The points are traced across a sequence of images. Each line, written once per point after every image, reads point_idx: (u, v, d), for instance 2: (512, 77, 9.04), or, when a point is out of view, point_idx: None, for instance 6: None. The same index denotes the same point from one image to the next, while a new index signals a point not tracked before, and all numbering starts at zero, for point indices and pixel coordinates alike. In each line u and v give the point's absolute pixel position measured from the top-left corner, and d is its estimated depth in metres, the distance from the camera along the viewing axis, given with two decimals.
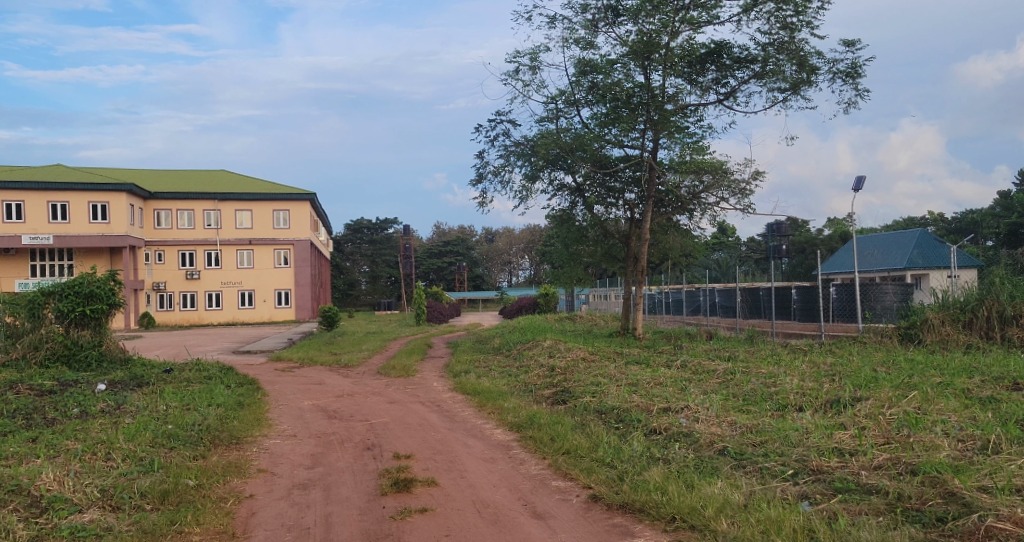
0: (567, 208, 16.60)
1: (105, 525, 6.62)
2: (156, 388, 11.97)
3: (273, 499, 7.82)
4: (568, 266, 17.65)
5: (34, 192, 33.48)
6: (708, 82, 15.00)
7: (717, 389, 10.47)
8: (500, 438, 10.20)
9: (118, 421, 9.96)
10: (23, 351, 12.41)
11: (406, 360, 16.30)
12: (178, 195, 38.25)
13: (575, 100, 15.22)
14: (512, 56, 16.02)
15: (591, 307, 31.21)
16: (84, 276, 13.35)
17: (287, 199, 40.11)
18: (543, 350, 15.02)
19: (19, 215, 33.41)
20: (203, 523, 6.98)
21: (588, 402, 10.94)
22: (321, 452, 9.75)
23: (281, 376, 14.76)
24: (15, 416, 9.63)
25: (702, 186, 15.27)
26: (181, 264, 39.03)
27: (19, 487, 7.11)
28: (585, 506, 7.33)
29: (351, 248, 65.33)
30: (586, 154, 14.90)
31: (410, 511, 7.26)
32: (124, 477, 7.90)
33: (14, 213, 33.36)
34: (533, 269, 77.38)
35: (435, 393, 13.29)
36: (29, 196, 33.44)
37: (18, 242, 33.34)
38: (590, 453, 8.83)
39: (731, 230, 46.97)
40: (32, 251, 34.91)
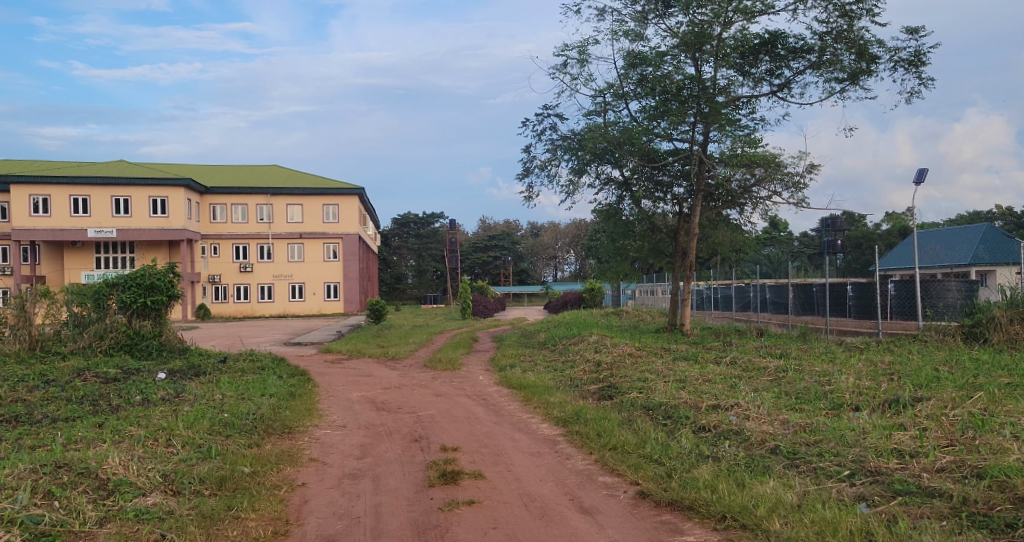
0: (614, 203, 16.48)
1: (167, 509, 6.88)
2: (212, 377, 12.37)
3: (325, 488, 8.00)
4: (615, 261, 17.50)
5: (98, 186, 34.81)
6: (762, 73, 14.68)
7: (768, 386, 10.28)
8: (547, 432, 10.23)
9: (177, 409, 10.33)
10: (89, 339, 12.94)
11: (452, 353, 16.46)
12: (233, 190, 39.38)
13: (624, 93, 15.07)
14: (560, 50, 15.98)
15: (638, 302, 31.02)
16: (145, 268, 13.85)
17: (336, 193, 40.84)
18: (589, 345, 14.96)
19: (84, 209, 34.80)
20: (259, 510, 7.19)
21: (635, 398, 10.87)
22: (370, 443, 9.93)
23: (331, 367, 15.06)
24: (84, 402, 10.07)
25: (754, 179, 14.98)
26: (235, 257, 40.09)
27: (87, 470, 7.44)
28: (633, 503, 7.30)
29: (398, 242, 66.04)
30: (634, 148, 14.76)
31: (457, 503, 7.34)
32: (183, 463, 8.20)
33: (80, 207, 34.76)
34: (578, 263, 77.13)
35: (480, 386, 13.39)
36: (94, 191, 34.80)
37: (84, 235, 34.71)
38: (637, 449, 8.79)
39: (783, 224, 45.96)
40: (95, 244, 36.35)
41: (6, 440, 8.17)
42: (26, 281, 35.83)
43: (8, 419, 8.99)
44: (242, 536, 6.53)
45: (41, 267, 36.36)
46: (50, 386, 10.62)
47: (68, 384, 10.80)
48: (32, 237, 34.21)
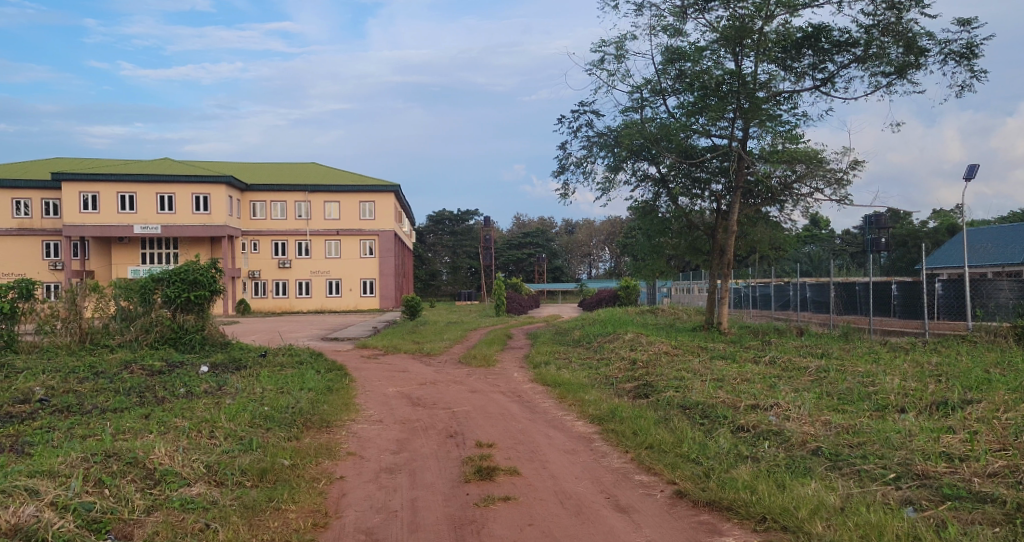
0: (650, 200, 16.37)
1: (211, 499, 7.05)
2: (253, 371, 12.62)
3: (362, 482, 8.11)
4: (650, 258, 17.35)
5: (144, 184, 35.68)
6: (805, 68, 14.41)
7: (809, 387, 10.11)
8: (582, 430, 10.20)
9: (219, 401, 10.55)
10: (136, 333, 13.39)
11: (487, 350, 16.53)
12: (272, 187, 40.04)
13: (661, 89, 14.95)
14: (598, 46, 15.91)
15: (674, 300, 30.76)
16: (189, 263, 14.18)
17: (373, 190, 41.24)
18: (624, 343, 14.88)
19: (130, 206, 35.71)
20: (299, 501, 7.32)
21: (672, 397, 10.77)
22: (406, 438, 10.03)
23: (367, 362, 15.25)
24: (131, 393, 10.35)
25: (795, 175, 14.63)
26: (274, 254, 40.76)
27: (135, 459, 7.65)
28: (670, 502, 7.25)
29: (433, 239, 66.53)
30: (671, 144, 14.63)
31: (493, 499, 7.38)
32: (226, 455, 8.38)
33: (127, 204, 35.67)
34: (613, 260, 76.61)
35: (515, 383, 13.43)
36: (140, 188, 35.70)
37: (130, 231, 35.67)
38: (674, 448, 8.72)
39: (824, 221, 45.05)
40: (140, 240, 37.31)
41: (59, 429, 8.44)
42: (76, 276, 37.00)
43: (61, 409, 9.28)
44: (283, 527, 6.66)
45: (90, 263, 37.47)
46: (100, 377, 10.95)
47: (116, 376, 11.12)
48: (82, 232, 35.26)
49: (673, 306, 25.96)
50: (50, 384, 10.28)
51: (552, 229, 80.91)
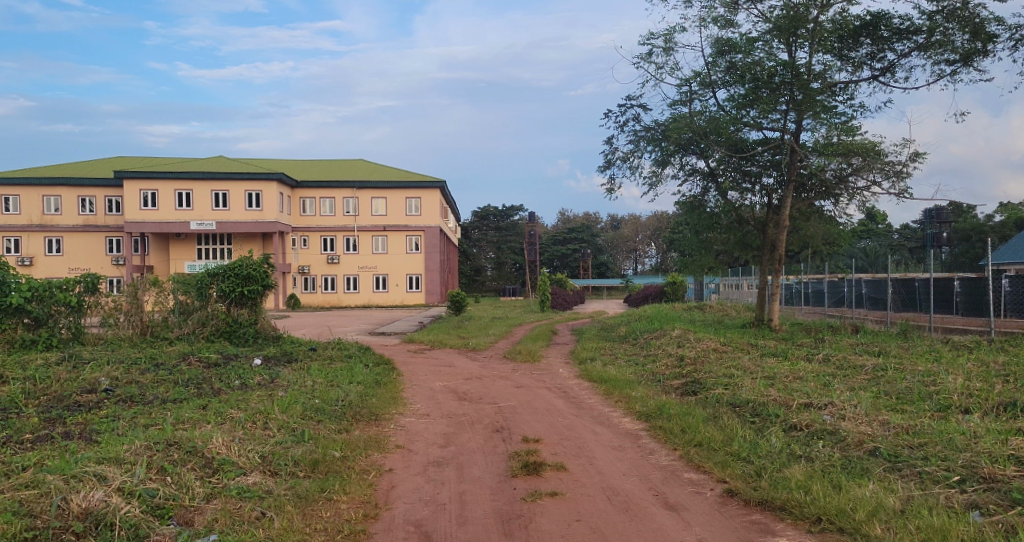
0: (699, 195, 16.15)
1: (266, 488, 7.23)
2: (303, 364, 12.90)
3: (411, 475, 8.20)
4: (698, 254, 17.14)
5: (200, 181, 36.75)
6: (862, 57, 13.99)
7: (865, 385, 9.85)
8: (629, 427, 10.14)
9: (272, 393, 10.82)
10: (193, 326, 13.83)
11: (532, 345, 16.55)
12: (321, 184, 40.83)
13: (711, 82, 14.72)
14: (646, 39, 15.74)
15: (722, 296, 30.30)
16: (243, 259, 14.53)
17: (419, 187, 41.63)
18: (671, 339, 14.71)
19: (187, 203, 36.82)
20: (350, 493, 7.45)
21: (721, 394, 10.62)
22: (453, 432, 10.11)
23: (414, 357, 15.43)
24: (189, 385, 10.69)
25: (851, 168, 14.21)
26: (323, 249, 41.51)
27: (195, 449, 7.89)
28: (721, 501, 7.15)
29: (478, 234, 66.90)
30: (721, 138, 14.40)
31: (541, 494, 7.39)
32: (280, 446, 8.58)
33: (184, 201, 36.79)
34: (659, 256, 75.69)
35: (561, 379, 13.41)
36: (196, 185, 36.76)
37: (187, 227, 36.78)
38: (724, 447, 8.59)
39: (881, 215, 43.68)
40: (196, 236, 38.45)
41: (123, 419, 8.76)
42: (137, 271, 38.41)
43: (125, 399, 9.64)
44: (335, 517, 6.79)
45: (149, 258, 38.82)
46: (160, 369, 11.33)
47: (175, 368, 11.50)
48: (142, 229, 36.47)
49: (722, 303, 25.53)
50: (115, 375, 10.68)
51: (597, 224, 80.47)
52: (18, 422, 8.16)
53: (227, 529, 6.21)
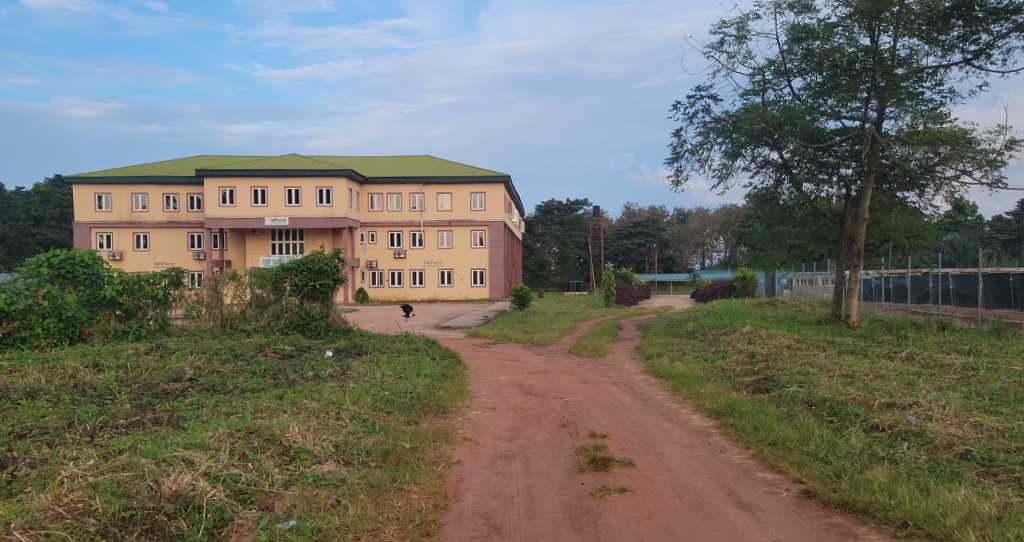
0: (772, 187, 15.67)
1: (340, 476, 7.40)
2: (373, 356, 13.19)
3: (479, 467, 8.26)
4: (770, 248, 16.73)
5: (275, 178, 37.96)
6: (953, 40, 13.29)
7: (954, 385, 9.39)
8: (698, 424, 9.94)
9: (344, 385, 11.10)
10: (269, 319, 14.39)
11: (597, 340, 16.43)
12: (388, 180, 41.65)
13: (786, 70, 14.32)
14: (718, 27, 15.39)
15: (796, 291, 29.38)
16: (315, 253, 14.92)
17: (484, 182, 41.91)
18: (742, 335, 14.37)
19: (262, 199, 38.09)
20: (420, 483, 7.56)
21: (796, 392, 10.29)
22: (520, 426, 10.13)
23: (479, 350, 15.59)
24: (266, 375, 11.07)
25: (938, 157, 13.52)
26: (390, 244, 42.31)
27: (273, 436, 8.16)
28: (798, 502, 6.92)
29: (542, 229, 66.87)
30: (796, 129, 13.99)
31: (609, 490, 7.33)
32: (352, 436, 8.79)
33: (259, 198, 38.09)
34: (728, 250, 73.94)
35: (627, 374, 13.28)
36: (270, 183, 38.01)
37: (262, 223, 38.00)
38: (800, 446, 8.32)
39: (970, 206, 41.30)
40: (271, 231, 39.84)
41: (207, 406, 9.13)
42: (216, 266, 40.04)
43: (207, 388, 10.05)
44: (406, 507, 6.92)
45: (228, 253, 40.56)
46: (238, 360, 11.79)
47: (252, 358, 11.94)
48: (221, 225, 37.91)
49: (796, 299, 24.72)
50: (198, 365, 11.16)
51: (663, 219, 79.19)
52: (113, 408, 8.61)
53: (305, 515, 6.39)
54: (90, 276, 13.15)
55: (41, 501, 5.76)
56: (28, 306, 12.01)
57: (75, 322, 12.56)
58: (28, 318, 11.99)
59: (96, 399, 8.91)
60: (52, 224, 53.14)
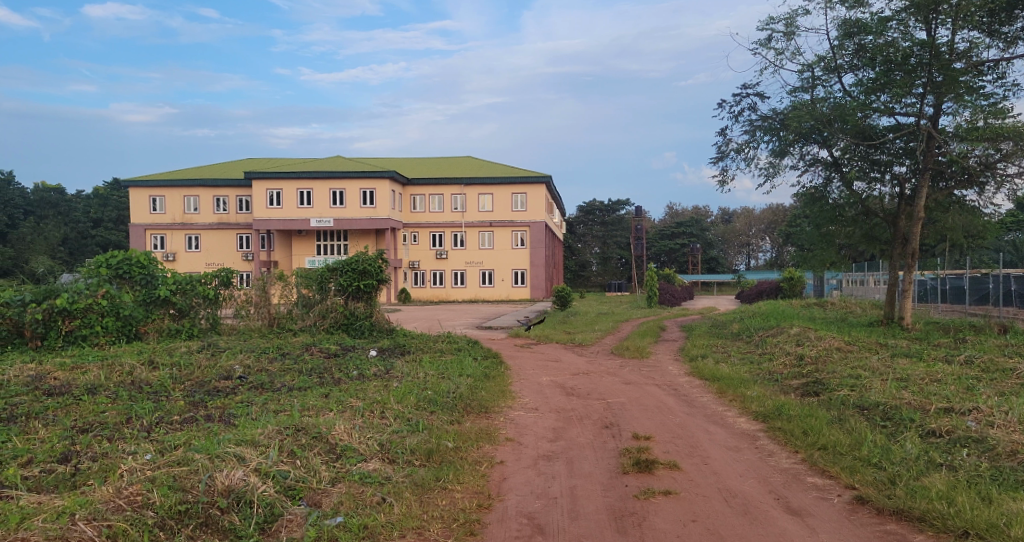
0: (821, 185, 15.35)
1: (385, 475, 7.47)
2: (416, 356, 13.29)
3: (522, 468, 8.25)
4: (819, 248, 16.33)
5: (320, 180, 38.65)
6: (1016, 33, 12.81)
7: (1017, 390, 9.04)
8: (745, 427, 9.75)
9: (388, 384, 11.22)
10: (315, 318, 14.65)
11: (640, 341, 16.27)
12: (430, 181, 42.04)
13: (837, 66, 13.97)
14: (766, 23, 15.11)
15: (847, 292, 28.63)
16: (359, 253, 15.12)
17: (525, 182, 41.92)
18: (789, 337, 14.07)
19: (307, 201, 38.81)
20: (463, 483, 7.59)
21: (847, 396, 10.02)
22: (562, 427, 10.09)
23: (521, 351, 15.60)
24: (312, 374, 11.26)
25: (999, 154, 13.03)
26: (431, 245, 42.67)
27: (320, 434, 8.28)
28: (850, 508, 6.73)
29: (583, 229, 66.57)
30: (847, 126, 13.64)
31: (654, 492, 7.24)
32: (396, 434, 8.87)
33: (304, 199, 38.82)
34: (774, 250, 72.47)
35: (671, 376, 13.12)
36: (316, 184, 38.68)
37: (307, 224, 38.72)
38: (852, 451, 8.10)
39: None
40: (315, 232, 40.57)
41: (256, 404, 9.31)
42: (264, 266, 40.83)
43: (256, 386, 10.26)
44: (451, 506, 6.95)
45: (274, 254, 41.43)
46: (285, 358, 12.02)
47: (299, 357, 12.15)
48: (268, 226, 38.72)
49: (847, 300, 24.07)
50: (247, 363, 11.42)
51: (707, 218, 78.07)
52: (167, 405, 8.85)
53: (352, 512, 6.46)
54: (146, 276, 13.61)
55: (103, 493, 5.92)
56: (88, 305, 12.39)
57: (132, 321, 12.93)
58: (88, 317, 12.36)
59: (151, 396, 9.18)
60: (110, 225, 55.10)
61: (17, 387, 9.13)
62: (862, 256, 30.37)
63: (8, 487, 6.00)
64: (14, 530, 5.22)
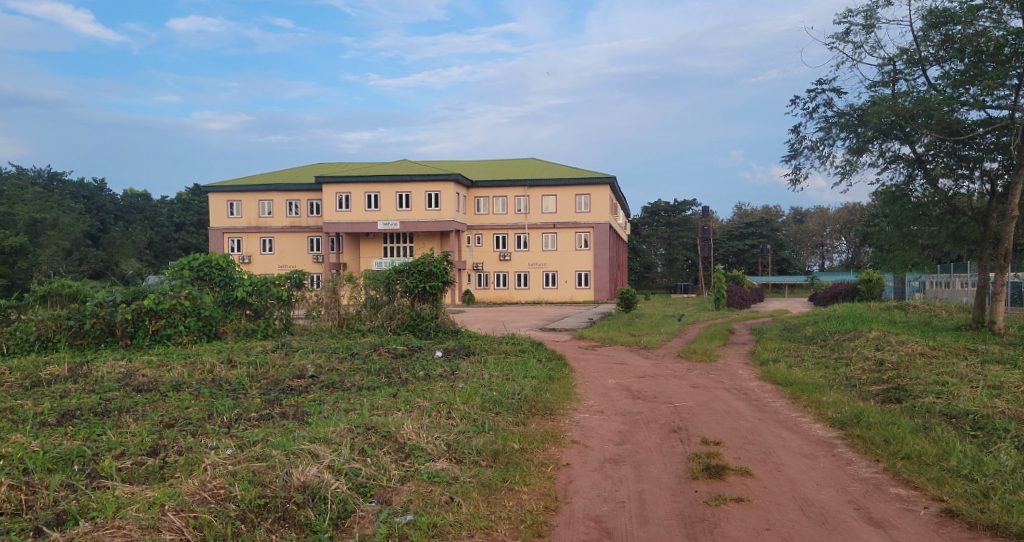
0: (902, 183, 14.85)
1: (452, 474, 7.52)
2: (481, 357, 13.37)
3: (588, 470, 8.16)
4: (900, 248, 15.53)
5: (387, 183, 39.47)
6: None
7: None
8: (821, 434, 9.39)
9: (454, 384, 11.30)
10: (382, 319, 14.93)
11: (708, 344, 15.92)
12: (495, 183, 42.32)
13: (921, 58, 13.35)
14: (843, 15, 14.58)
15: (933, 293, 27.35)
16: (425, 256, 15.32)
17: (590, 183, 41.64)
18: (868, 341, 13.49)
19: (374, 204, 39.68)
20: (530, 484, 7.56)
21: (932, 403, 9.52)
22: (629, 430, 9.94)
23: (586, 353, 15.50)
24: (380, 374, 11.46)
25: None
26: (495, 247, 42.97)
27: (389, 433, 8.41)
28: (938, 521, 6.38)
29: (648, 231, 65.80)
30: (932, 121, 13.03)
31: (725, 498, 7.05)
32: (463, 435, 8.93)
33: (371, 202, 39.71)
34: (850, 251, 69.81)
35: (741, 380, 12.76)
36: (383, 188, 39.51)
37: (375, 227, 39.59)
38: (939, 462, 7.68)
39: None
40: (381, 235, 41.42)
41: (328, 403, 9.54)
42: (333, 268, 41.89)
43: (328, 385, 10.52)
44: (518, 507, 6.93)
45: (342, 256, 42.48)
46: (355, 358, 12.31)
47: (368, 358, 12.40)
48: (337, 229, 39.73)
49: (932, 303, 22.92)
50: (319, 363, 11.71)
51: (778, 218, 75.99)
52: (245, 402, 9.17)
53: (421, 510, 6.52)
54: (225, 278, 14.20)
55: (190, 486, 6.16)
56: (173, 306, 12.95)
57: (213, 320, 13.46)
58: (173, 317, 12.90)
59: (231, 393, 9.55)
60: (192, 229, 57.90)
61: (110, 383, 9.62)
62: (949, 257, 28.98)
63: (104, 477, 6.32)
64: (111, 518, 5.50)
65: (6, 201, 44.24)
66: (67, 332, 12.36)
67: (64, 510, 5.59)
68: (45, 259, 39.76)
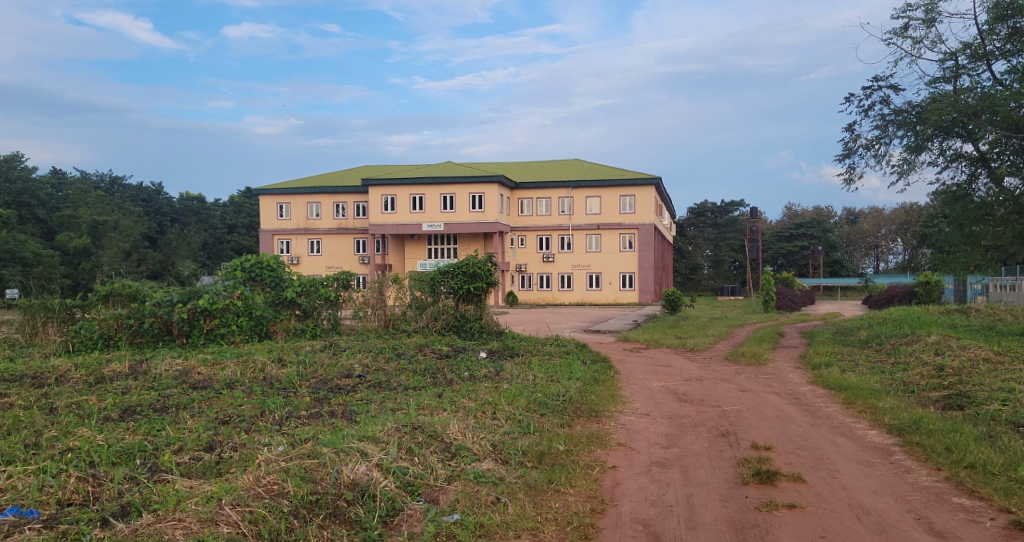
0: (964, 182, 14.49)
1: (498, 475, 7.51)
2: (525, 359, 13.34)
3: (635, 473, 8.05)
4: (961, 250, 14.90)
5: (431, 186, 39.85)
6: None
7: None
8: (878, 441, 9.09)
9: (498, 385, 11.29)
10: (427, 320, 15.03)
11: (757, 347, 15.59)
12: (538, 184, 42.29)
13: (985, 53, 12.86)
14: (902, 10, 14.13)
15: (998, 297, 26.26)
16: (470, 257, 15.38)
17: (634, 184, 41.22)
18: (926, 345, 13.02)
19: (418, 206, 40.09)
20: (576, 486, 7.50)
21: (998, 411, 9.12)
22: (676, 433, 9.79)
23: (631, 355, 15.32)
24: (426, 374, 11.54)
25: None
26: (538, 249, 42.94)
27: (435, 433, 8.45)
28: (1005, 534, 6.10)
29: (693, 232, 64.90)
30: (997, 117, 12.56)
31: (777, 504, 6.88)
32: (508, 435, 8.92)
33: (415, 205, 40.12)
34: (906, 252, 67.64)
35: (792, 384, 12.45)
36: (426, 190, 39.89)
37: (418, 229, 39.98)
38: (1006, 472, 7.35)
39: None
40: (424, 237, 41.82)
41: (375, 402, 9.63)
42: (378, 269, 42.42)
43: (375, 384, 10.64)
44: (564, 508, 6.87)
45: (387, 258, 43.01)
46: (401, 358, 12.43)
47: (413, 358, 12.52)
48: (381, 231, 40.22)
49: (997, 307, 21.98)
50: (365, 363, 11.84)
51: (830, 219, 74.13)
52: (295, 400, 9.31)
53: (468, 510, 6.52)
54: (275, 279, 14.52)
55: (245, 481, 6.28)
56: (226, 306, 13.28)
57: (263, 320, 13.76)
58: (225, 317, 13.23)
59: (282, 391, 9.73)
60: (243, 232, 59.53)
61: (167, 380, 9.91)
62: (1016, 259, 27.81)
63: (164, 471, 6.50)
64: (171, 511, 5.64)
65: (70, 205, 46.07)
66: (127, 331, 12.76)
67: (128, 502, 5.76)
68: (106, 262, 41.42)
